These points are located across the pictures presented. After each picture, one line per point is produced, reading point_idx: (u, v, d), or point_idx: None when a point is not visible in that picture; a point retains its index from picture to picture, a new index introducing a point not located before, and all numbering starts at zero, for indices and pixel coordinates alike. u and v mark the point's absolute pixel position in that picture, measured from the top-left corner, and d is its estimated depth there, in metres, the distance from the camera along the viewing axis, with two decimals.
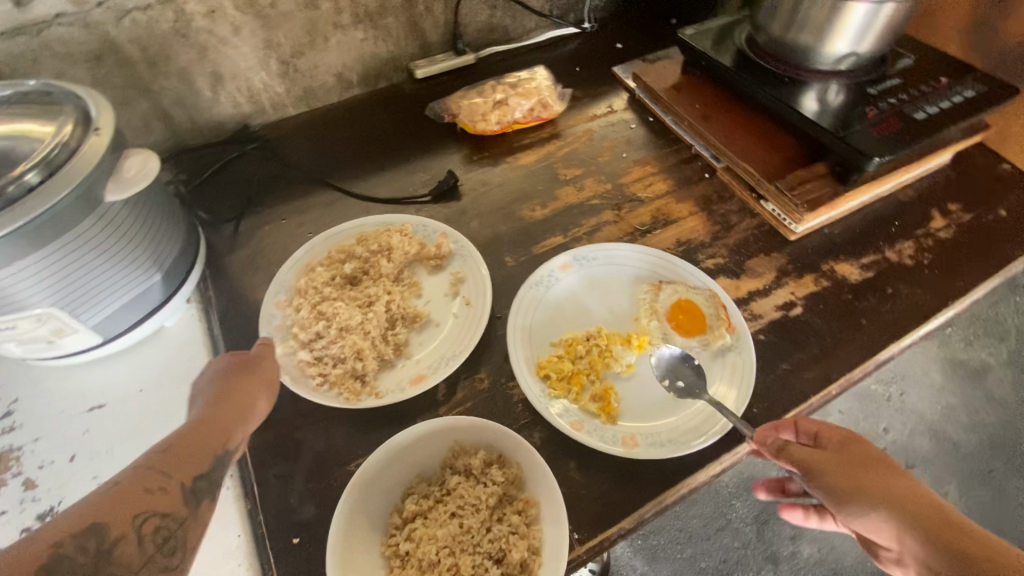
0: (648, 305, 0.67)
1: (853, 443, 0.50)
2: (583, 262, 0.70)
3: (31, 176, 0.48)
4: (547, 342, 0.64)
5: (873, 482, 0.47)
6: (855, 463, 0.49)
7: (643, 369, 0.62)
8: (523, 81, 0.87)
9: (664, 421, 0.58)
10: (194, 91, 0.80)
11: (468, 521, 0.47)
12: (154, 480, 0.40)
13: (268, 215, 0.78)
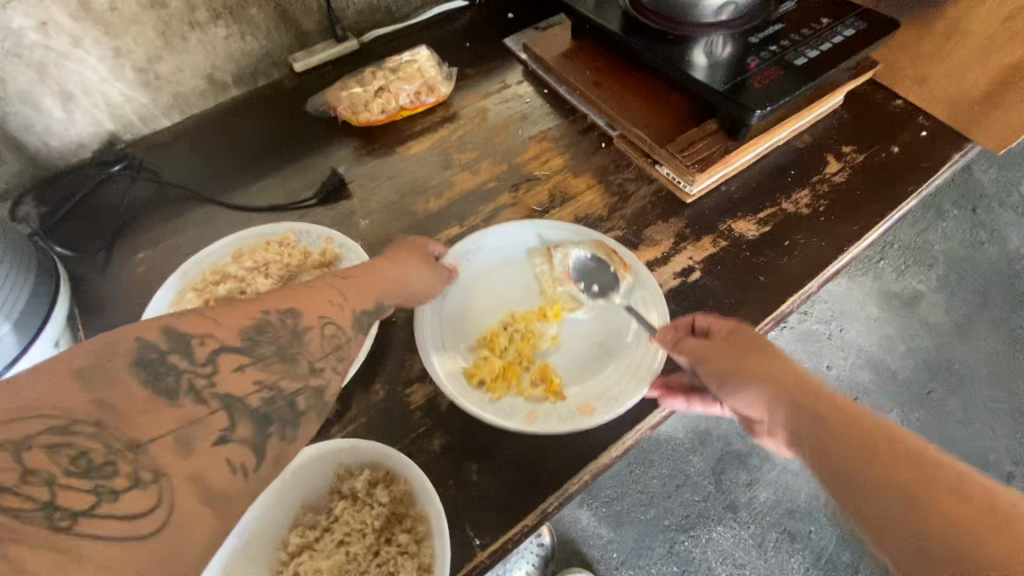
0: (548, 274, 0.65)
1: (739, 331, 0.52)
2: (471, 251, 0.66)
3: None
4: (465, 344, 0.60)
5: (755, 362, 0.49)
6: (741, 344, 0.51)
7: (569, 330, 0.62)
8: (405, 64, 0.82)
9: (608, 372, 0.57)
10: (42, 114, 0.73)
11: (354, 548, 0.45)
12: (334, 294, 0.49)
13: (145, 241, 0.73)
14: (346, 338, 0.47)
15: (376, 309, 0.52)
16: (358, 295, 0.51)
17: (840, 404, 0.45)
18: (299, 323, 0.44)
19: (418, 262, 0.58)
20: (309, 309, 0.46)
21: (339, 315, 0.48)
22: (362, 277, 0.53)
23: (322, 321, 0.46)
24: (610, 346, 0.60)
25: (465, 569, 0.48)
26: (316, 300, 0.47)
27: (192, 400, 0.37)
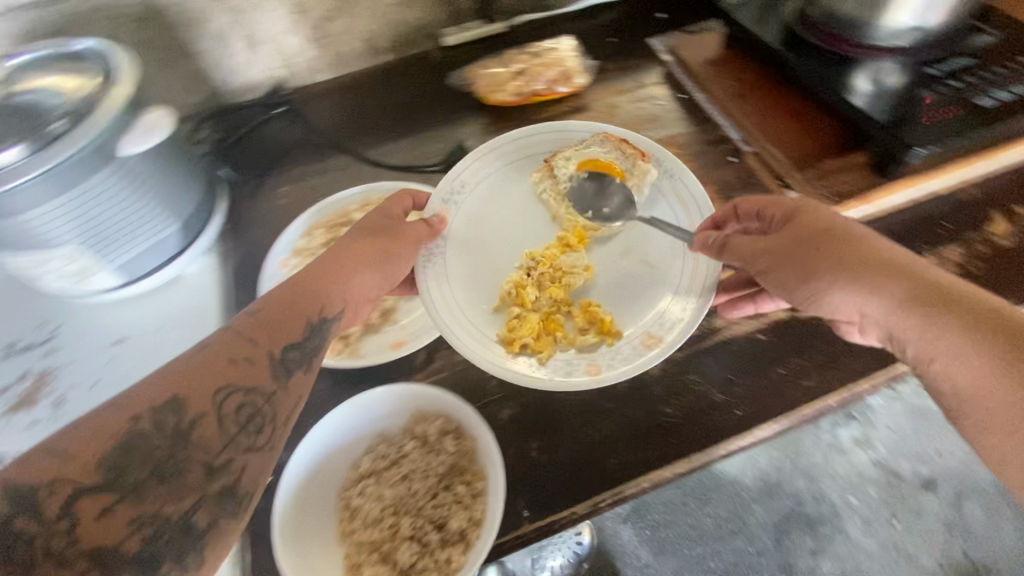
0: (552, 198, 0.67)
1: (796, 219, 0.52)
2: (456, 208, 0.66)
3: (59, 126, 0.54)
4: (489, 307, 0.61)
5: (827, 251, 0.49)
6: (806, 233, 0.51)
7: (603, 250, 0.65)
8: (547, 51, 0.84)
9: (662, 281, 0.61)
10: (229, 54, 0.83)
11: (415, 485, 0.48)
12: (240, 351, 0.46)
13: (289, 176, 0.82)
14: (269, 395, 0.45)
15: (317, 327, 0.51)
16: (277, 332, 0.48)
17: (923, 278, 0.46)
18: (188, 414, 0.41)
19: (361, 246, 0.56)
20: (199, 396, 0.42)
21: (249, 378, 0.45)
22: (279, 313, 0.50)
23: (217, 401, 0.42)
24: (653, 255, 0.63)
25: (509, 536, 0.50)
26: (215, 371, 0.44)
27: (53, 564, 0.33)
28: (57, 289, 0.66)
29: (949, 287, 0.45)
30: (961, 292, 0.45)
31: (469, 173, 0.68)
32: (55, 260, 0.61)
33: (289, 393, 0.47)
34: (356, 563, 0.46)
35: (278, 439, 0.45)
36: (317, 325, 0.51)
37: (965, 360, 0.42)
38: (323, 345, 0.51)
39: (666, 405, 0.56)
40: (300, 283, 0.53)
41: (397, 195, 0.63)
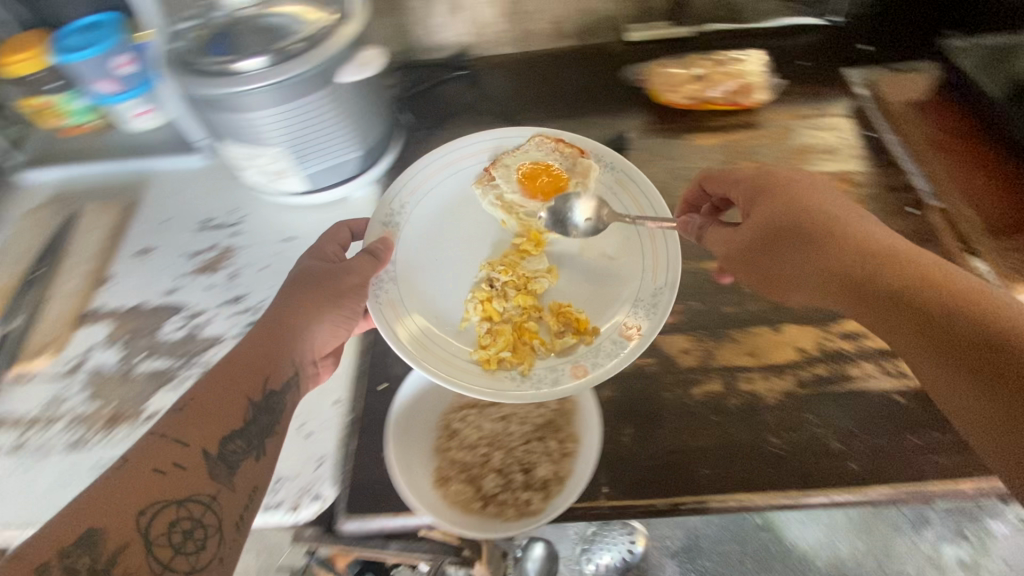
0: (501, 201, 0.67)
1: (759, 204, 0.53)
2: (402, 229, 0.65)
3: (297, 48, 0.63)
4: (455, 328, 0.61)
5: (785, 245, 0.49)
6: (764, 224, 0.51)
7: (563, 241, 0.66)
8: (733, 62, 0.82)
9: (630, 270, 0.62)
10: (432, 15, 0.90)
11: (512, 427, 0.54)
12: (168, 458, 0.42)
13: (455, 134, 0.88)
14: (209, 499, 0.42)
15: (263, 405, 0.48)
16: (213, 422, 0.45)
17: (888, 262, 0.45)
18: (106, 551, 0.37)
19: (304, 302, 0.54)
20: (120, 522, 0.38)
21: (186, 484, 0.42)
22: (210, 401, 0.46)
23: (143, 523, 0.39)
24: (611, 249, 0.64)
25: (582, 504, 0.51)
26: (142, 489, 0.40)
27: None
28: (255, 183, 0.78)
29: (921, 267, 0.44)
30: (930, 273, 0.43)
31: (406, 192, 0.66)
32: (263, 158, 0.72)
33: (236, 491, 0.44)
34: (445, 477, 0.52)
35: (228, 550, 0.42)
36: (262, 403, 0.48)
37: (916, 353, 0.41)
38: (275, 420, 0.49)
39: (774, 435, 0.54)
40: (232, 363, 0.50)
41: (331, 233, 0.61)
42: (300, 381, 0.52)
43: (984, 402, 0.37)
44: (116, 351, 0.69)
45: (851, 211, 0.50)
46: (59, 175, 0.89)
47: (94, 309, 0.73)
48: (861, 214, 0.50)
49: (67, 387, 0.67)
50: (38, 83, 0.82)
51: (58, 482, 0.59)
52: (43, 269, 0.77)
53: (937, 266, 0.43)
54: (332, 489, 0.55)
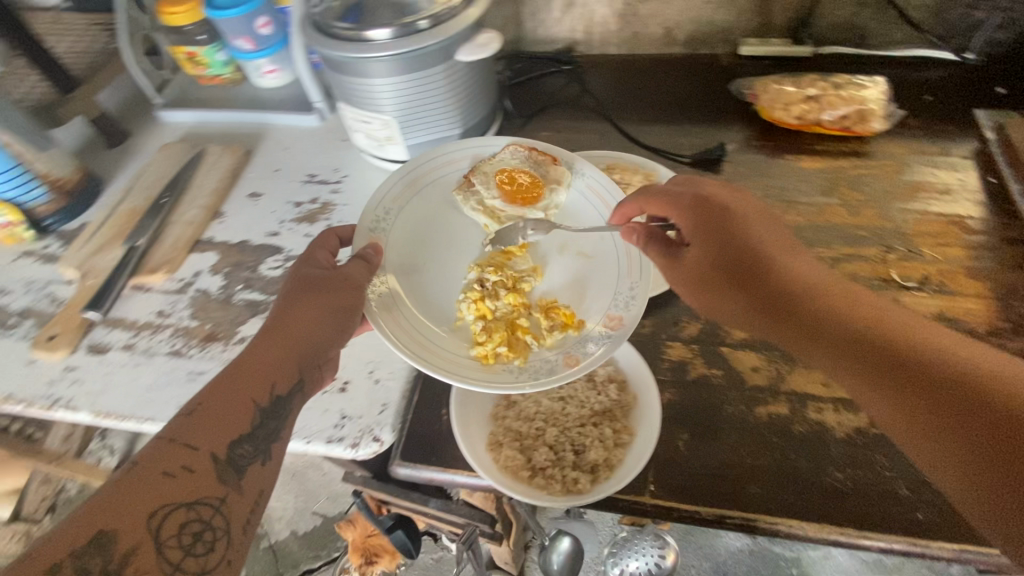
0: (481, 203, 0.68)
1: (707, 234, 0.53)
2: (390, 233, 0.63)
3: (422, 24, 0.66)
4: (447, 327, 0.61)
5: (736, 287, 0.51)
6: (716, 257, 0.53)
7: (547, 238, 0.68)
8: (852, 87, 0.79)
9: (603, 267, 0.64)
10: (547, 8, 0.93)
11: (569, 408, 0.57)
12: (178, 460, 0.44)
13: (551, 125, 0.89)
14: (217, 503, 0.45)
15: (270, 411, 0.50)
16: (221, 428, 0.47)
17: (831, 308, 0.47)
18: (118, 552, 0.39)
19: (309, 310, 0.53)
20: (132, 522, 0.40)
21: (195, 488, 0.44)
22: (218, 407, 0.48)
23: (154, 526, 0.41)
24: (588, 247, 0.66)
25: (629, 497, 0.52)
26: (155, 491, 0.42)
27: None
28: (362, 146, 0.84)
29: (860, 309, 0.46)
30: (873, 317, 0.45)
31: (391, 196, 0.64)
32: (374, 123, 0.77)
33: (243, 495, 0.46)
34: (498, 442, 0.55)
35: (236, 552, 0.44)
36: (269, 407, 0.50)
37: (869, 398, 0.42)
38: (281, 426, 0.50)
39: (838, 470, 0.52)
40: (236, 371, 0.50)
41: (314, 248, 0.59)
42: (308, 389, 0.53)
43: (938, 442, 0.38)
44: (220, 279, 0.76)
45: (784, 249, 0.52)
46: (191, 118, 0.98)
47: (206, 239, 0.81)
48: (794, 252, 0.52)
49: (175, 303, 0.74)
50: (190, 34, 0.92)
51: (158, 383, 0.66)
52: (166, 199, 0.83)
53: (873, 308, 0.46)
54: (390, 435, 0.58)
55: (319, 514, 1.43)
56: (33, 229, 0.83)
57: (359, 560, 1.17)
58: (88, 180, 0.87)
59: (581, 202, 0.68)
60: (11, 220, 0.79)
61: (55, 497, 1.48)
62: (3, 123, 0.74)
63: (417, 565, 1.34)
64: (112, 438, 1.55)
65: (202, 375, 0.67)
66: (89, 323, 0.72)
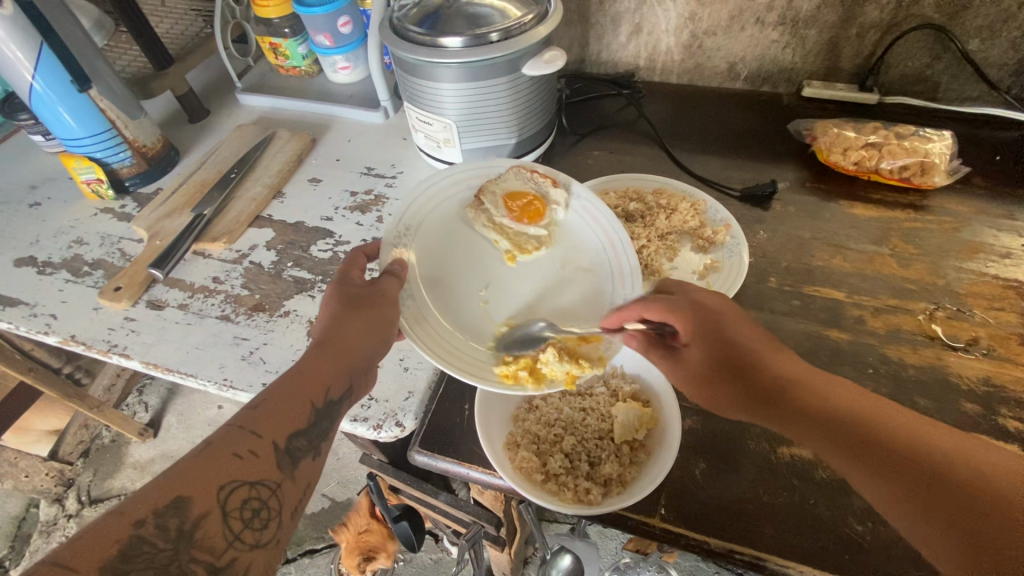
0: (491, 224, 0.67)
1: (704, 328, 0.53)
2: (412, 248, 0.63)
3: (493, 36, 0.69)
4: (469, 334, 0.59)
5: (728, 380, 0.51)
6: (716, 357, 0.52)
7: (550, 253, 0.66)
8: (918, 139, 0.77)
9: (603, 281, 0.64)
10: (613, 33, 0.95)
11: (589, 418, 0.58)
12: (246, 444, 0.46)
13: (603, 145, 0.90)
14: (275, 486, 0.45)
15: (323, 411, 0.51)
16: (283, 421, 0.48)
17: (815, 395, 0.46)
18: (192, 515, 0.40)
19: (357, 323, 0.54)
20: (203, 493, 0.42)
21: (259, 469, 0.45)
22: (281, 402, 0.49)
23: (222, 497, 0.42)
24: (585, 261, 0.66)
25: (639, 516, 0.53)
26: (225, 469, 0.43)
27: None
28: (420, 146, 0.88)
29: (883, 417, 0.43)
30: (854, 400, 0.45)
31: (411, 214, 0.65)
32: (435, 125, 0.80)
33: (296, 483, 0.47)
34: (516, 443, 0.56)
35: (285, 533, 0.45)
36: (323, 408, 0.51)
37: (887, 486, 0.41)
38: (331, 426, 0.51)
39: (859, 523, 0.51)
40: (294, 375, 0.51)
41: (346, 268, 0.60)
42: (354, 396, 0.54)
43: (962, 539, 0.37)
44: (273, 254, 0.81)
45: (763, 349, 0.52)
46: (266, 104, 1.04)
47: (266, 215, 0.86)
48: (777, 347, 0.52)
49: (230, 272, 0.79)
50: (277, 27, 0.99)
51: (205, 343, 0.71)
52: (234, 174, 0.88)
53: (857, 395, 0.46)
54: (412, 421, 0.60)
55: (328, 498, 1.46)
56: (114, 187, 0.89)
57: (357, 572, 1.17)
58: (167, 150, 0.94)
59: (581, 221, 0.67)
60: (96, 177, 0.86)
61: (90, 444, 1.56)
62: (104, 90, 0.82)
63: (415, 562, 1.35)
64: (148, 395, 1.63)
65: (245, 341, 0.71)
66: (152, 279, 0.78)
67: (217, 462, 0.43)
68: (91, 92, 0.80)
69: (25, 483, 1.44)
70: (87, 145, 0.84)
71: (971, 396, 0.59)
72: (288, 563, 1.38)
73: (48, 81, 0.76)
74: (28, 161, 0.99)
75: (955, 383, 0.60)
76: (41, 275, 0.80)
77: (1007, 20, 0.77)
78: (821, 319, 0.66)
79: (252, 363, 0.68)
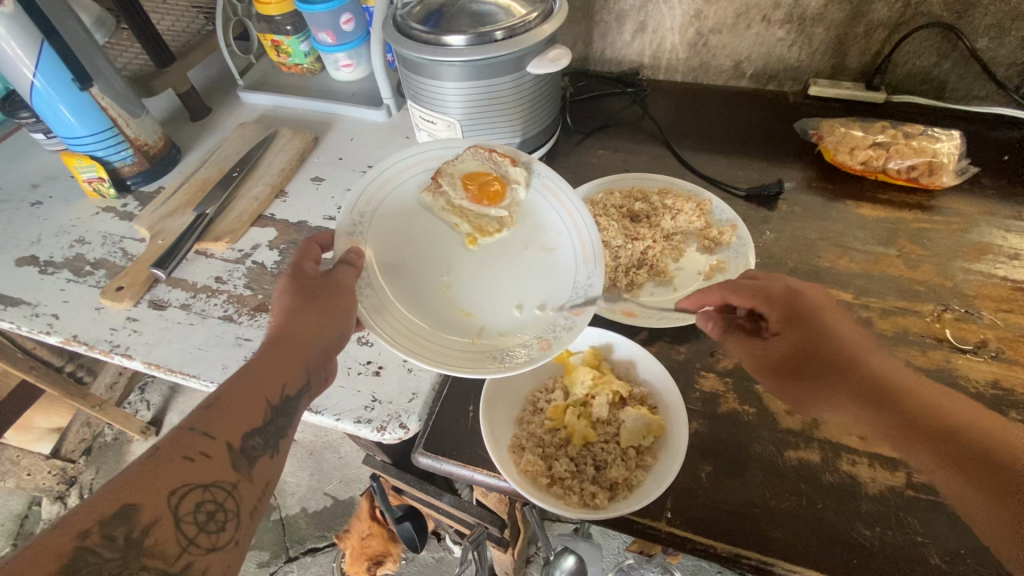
0: (449, 207, 0.66)
1: (794, 316, 0.56)
2: (368, 237, 0.62)
3: (498, 34, 0.68)
4: (431, 321, 0.59)
5: (805, 373, 0.54)
6: (802, 350, 0.55)
7: (512, 234, 0.66)
8: (927, 139, 0.77)
9: (564, 260, 0.64)
10: (618, 31, 0.94)
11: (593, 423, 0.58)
12: (198, 446, 0.45)
13: (607, 143, 0.90)
14: (231, 487, 0.45)
15: (281, 408, 0.51)
16: (237, 420, 0.48)
17: (912, 399, 0.47)
18: (140, 523, 0.40)
19: (310, 315, 0.54)
20: (154, 498, 0.41)
21: (211, 471, 0.45)
22: (234, 401, 0.49)
23: (173, 503, 0.42)
24: (547, 241, 0.65)
25: (646, 521, 0.52)
26: (175, 474, 0.43)
27: None
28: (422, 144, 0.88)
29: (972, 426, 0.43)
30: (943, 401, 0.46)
31: (366, 202, 0.63)
32: (439, 124, 0.80)
33: (254, 482, 0.47)
34: (520, 447, 0.56)
35: (244, 534, 0.45)
36: (280, 405, 0.51)
37: (936, 476, 0.43)
38: (289, 424, 0.51)
39: (867, 527, 0.50)
40: (247, 374, 0.51)
41: (301, 253, 0.60)
42: (311, 393, 0.54)
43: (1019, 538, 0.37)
44: (276, 254, 0.80)
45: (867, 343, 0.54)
46: (268, 102, 1.04)
47: (268, 215, 0.86)
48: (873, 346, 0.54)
49: (232, 271, 0.78)
50: (279, 24, 0.98)
51: (208, 343, 0.70)
52: (236, 173, 0.88)
53: (951, 399, 0.46)
54: (416, 423, 0.59)
55: (330, 496, 1.46)
56: (116, 187, 0.89)
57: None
58: (169, 148, 0.94)
59: (540, 199, 0.67)
60: (98, 175, 0.85)
61: (92, 441, 1.56)
62: (105, 88, 0.81)
63: (418, 561, 1.35)
64: (150, 393, 1.63)
65: (247, 342, 0.70)
66: (153, 279, 0.77)
67: (167, 466, 0.43)
68: (93, 91, 0.79)
69: (27, 481, 1.44)
70: (88, 144, 0.83)
71: (978, 399, 0.58)
72: (290, 562, 1.38)
73: (48, 79, 0.75)
74: (29, 159, 0.98)
75: (963, 386, 0.59)
76: (42, 275, 0.80)
77: (1016, 19, 0.76)
78: None
79: None
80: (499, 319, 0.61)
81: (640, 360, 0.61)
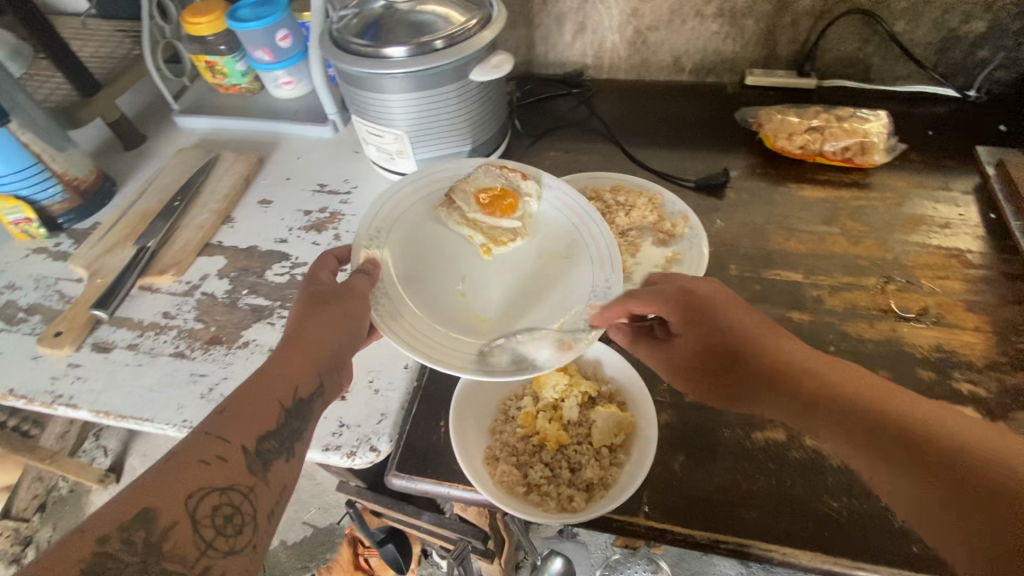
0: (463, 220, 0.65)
1: (696, 311, 0.55)
2: (384, 250, 0.62)
3: (437, 44, 0.68)
4: (449, 328, 0.58)
5: (717, 370, 0.55)
6: (717, 347, 0.55)
7: (527, 244, 0.65)
8: (858, 120, 0.81)
9: (583, 262, 0.63)
10: (559, 33, 0.95)
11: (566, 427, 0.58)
12: (214, 449, 0.44)
13: (557, 145, 0.90)
14: (247, 491, 0.44)
15: (294, 411, 0.50)
16: (251, 424, 0.47)
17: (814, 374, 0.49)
18: (159, 526, 0.39)
19: (319, 322, 0.53)
20: (169, 503, 0.40)
21: (227, 476, 0.44)
22: (249, 404, 0.48)
23: (191, 505, 0.41)
24: (562, 247, 0.65)
25: (622, 517, 0.52)
26: (189, 477, 0.42)
27: None
28: (372, 158, 0.86)
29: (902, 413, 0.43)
30: (853, 378, 0.47)
31: (383, 215, 0.64)
32: (387, 137, 0.78)
33: (270, 486, 0.46)
34: (494, 457, 0.56)
35: (262, 538, 0.43)
36: (293, 408, 0.50)
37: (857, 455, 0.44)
38: (305, 426, 0.50)
39: (833, 498, 0.52)
40: (265, 378, 0.50)
41: (319, 266, 0.60)
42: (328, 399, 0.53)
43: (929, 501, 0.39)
44: (226, 283, 0.77)
45: (760, 325, 0.54)
46: (206, 125, 1.00)
47: (215, 243, 0.82)
48: (774, 330, 0.54)
49: (181, 305, 0.75)
50: (212, 44, 0.95)
51: (160, 383, 0.67)
52: (177, 202, 0.84)
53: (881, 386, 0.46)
54: (387, 444, 0.58)
55: (310, 525, 1.42)
56: (46, 226, 0.84)
57: None
58: (102, 181, 0.89)
59: (554, 210, 0.67)
60: (25, 216, 0.80)
61: (46, 497, 1.47)
62: (25, 121, 0.76)
63: None
64: (107, 439, 1.54)
65: (203, 378, 0.67)
66: (95, 319, 0.73)
67: (183, 472, 0.42)
68: (11, 126, 0.74)
69: None
70: (10, 182, 0.77)
71: (925, 363, 0.61)
72: None
73: None
74: None
75: (910, 353, 0.62)
76: None
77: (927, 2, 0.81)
78: (781, 302, 0.67)
79: (212, 401, 0.65)
80: (518, 321, 0.59)
81: (606, 357, 0.62)
